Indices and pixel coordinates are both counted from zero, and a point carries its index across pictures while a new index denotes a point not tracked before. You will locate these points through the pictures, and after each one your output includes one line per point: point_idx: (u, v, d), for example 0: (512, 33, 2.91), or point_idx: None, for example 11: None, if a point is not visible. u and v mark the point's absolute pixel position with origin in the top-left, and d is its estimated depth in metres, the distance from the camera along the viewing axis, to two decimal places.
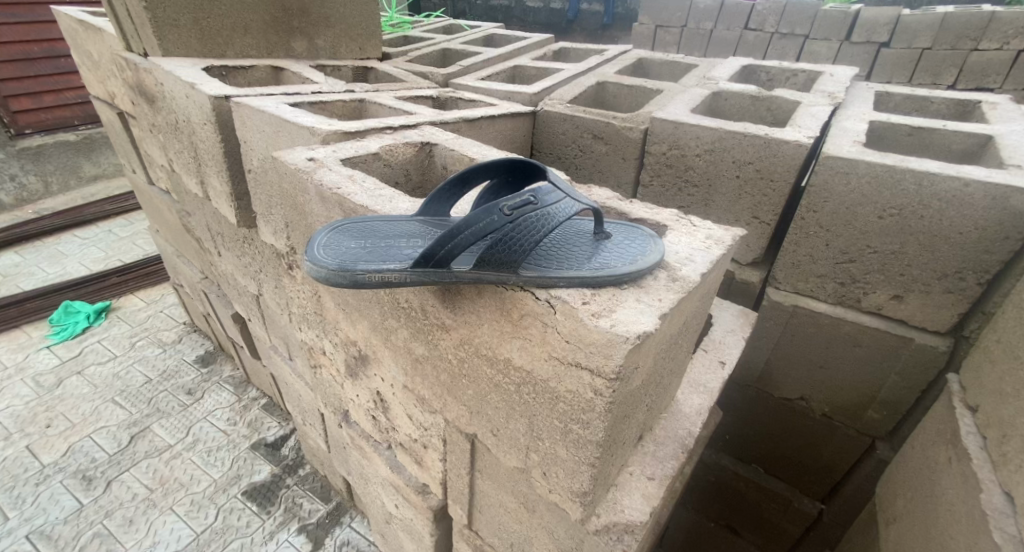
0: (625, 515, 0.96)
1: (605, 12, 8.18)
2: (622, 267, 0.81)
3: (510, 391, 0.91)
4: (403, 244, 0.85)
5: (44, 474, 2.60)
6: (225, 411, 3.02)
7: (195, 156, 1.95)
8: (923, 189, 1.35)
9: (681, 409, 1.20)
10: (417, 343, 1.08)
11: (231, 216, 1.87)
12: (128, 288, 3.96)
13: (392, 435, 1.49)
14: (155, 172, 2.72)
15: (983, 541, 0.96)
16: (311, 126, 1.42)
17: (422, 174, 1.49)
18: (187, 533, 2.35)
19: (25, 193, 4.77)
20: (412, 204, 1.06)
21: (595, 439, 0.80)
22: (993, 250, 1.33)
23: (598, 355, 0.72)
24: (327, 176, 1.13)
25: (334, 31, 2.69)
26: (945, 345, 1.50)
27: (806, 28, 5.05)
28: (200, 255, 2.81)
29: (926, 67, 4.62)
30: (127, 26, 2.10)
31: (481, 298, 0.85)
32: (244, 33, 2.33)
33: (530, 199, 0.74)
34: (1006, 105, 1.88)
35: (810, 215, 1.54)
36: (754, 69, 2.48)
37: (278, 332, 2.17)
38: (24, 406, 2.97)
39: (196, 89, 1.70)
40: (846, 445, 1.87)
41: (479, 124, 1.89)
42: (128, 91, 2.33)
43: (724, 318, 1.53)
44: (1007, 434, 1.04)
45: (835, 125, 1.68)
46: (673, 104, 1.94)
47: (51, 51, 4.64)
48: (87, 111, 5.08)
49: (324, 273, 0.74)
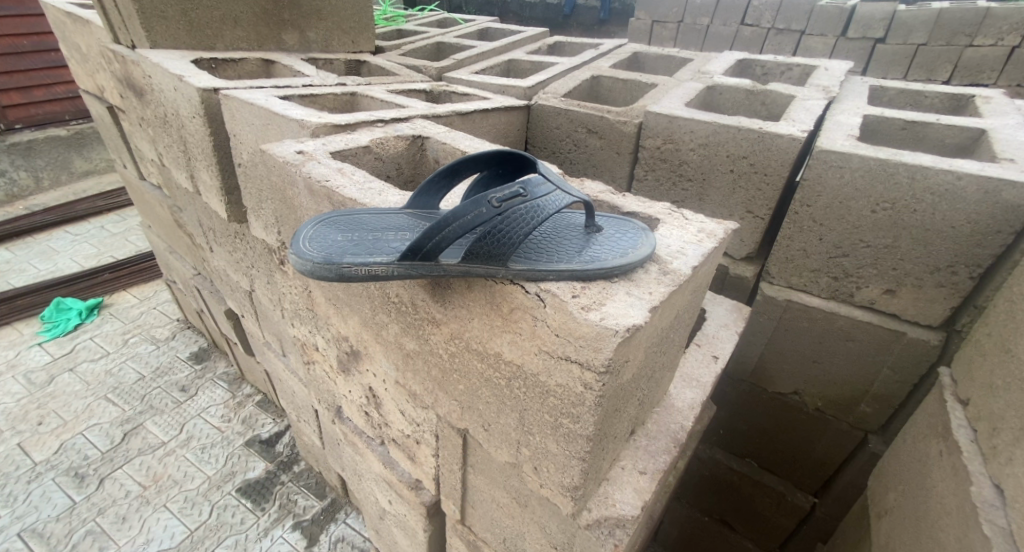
0: (617, 509, 0.96)
1: (601, 8, 8.15)
2: (612, 260, 0.80)
3: (500, 385, 0.90)
4: (391, 237, 0.84)
5: (36, 471, 2.59)
6: (219, 407, 3.01)
7: (185, 149, 1.93)
8: (916, 183, 1.35)
9: (674, 403, 1.19)
10: (408, 338, 1.07)
11: (222, 211, 1.85)
12: (120, 285, 3.94)
13: (385, 430, 1.49)
14: (146, 167, 2.69)
15: (973, 534, 0.97)
16: (301, 119, 1.41)
17: (414, 168, 1.48)
18: (181, 530, 2.34)
19: (16, 189, 4.72)
20: (402, 197, 1.05)
21: (586, 434, 0.80)
22: (985, 244, 1.32)
23: (588, 348, 0.71)
24: (315, 169, 1.11)
25: (327, 24, 2.66)
26: (936, 339, 1.51)
27: (802, 23, 5.04)
28: (192, 251, 2.79)
29: (921, 62, 4.63)
30: (114, 18, 2.07)
31: (471, 292, 0.84)
32: (235, 25, 2.30)
33: (519, 191, 0.73)
34: (1000, 99, 1.88)
35: (804, 209, 1.54)
36: (750, 63, 2.48)
37: (271, 328, 2.15)
38: (15, 404, 2.95)
39: (185, 82, 1.68)
40: (839, 439, 1.87)
41: (472, 117, 1.88)
42: (116, 85, 2.30)
43: (718, 313, 1.52)
44: (997, 426, 1.04)
45: (829, 119, 1.68)
46: (667, 98, 1.93)
47: (41, 45, 4.58)
48: (78, 106, 5.03)
49: (309, 267, 0.73)
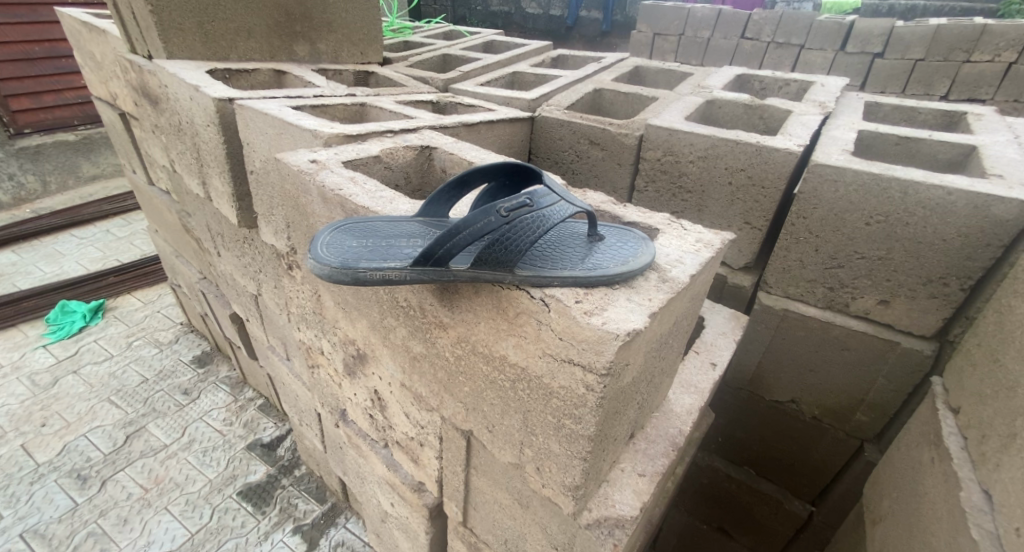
0: (616, 509, 0.99)
1: (603, 20, 8.26)
2: (614, 267, 0.84)
3: (504, 387, 0.94)
4: (403, 243, 0.88)
5: (38, 473, 2.60)
6: (221, 411, 3.03)
7: (197, 156, 1.98)
8: (908, 197, 1.39)
9: (673, 408, 1.23)
10: (415, 341, 1.11)
11: (233, 217, 1.90)
12: (125, 288, 3.97)
13: (389, 433, 1.51)
14: (156, 173, 2.74)
15: (963, 537, 1.00)
16: (314, 129, 1.46)
17: (421, 177, 1.52)
18: (182, 532, 2.35)
19: (23, 192, 4.77)
20: (412, 205, 1.09)
21: (587, 434, 0.83)
22: (975, 257, 1.37)
23: (590, 351, 0.75)
24: (328, 177, 1.16)
25: (336, 36, 2.73)
26: (930, 349, 1.54)
27: (801, 37, 5.12)
28: (199, 255, 2.83)
29: (919, 78, 4.70)
30: (132, 29, 2.14)
31: (478, 296, 0.87)
32: (248, 37, 2.36)
33: (526, 201, 0.77)
34: (992, 117, 1.93)
35: (800, 221, 1.58)
36: (749, 78, 2.54)
37: (276, 332, 2.19)
38: (19, 405, 2.98)
39: (200, 91, 1.73)
40: (836, 448, 1.90)
41: (478, 128, 1.93)
42: (131, 93, 2.36)
43: (716, 321, 1.56)
44: (986, 433, 1.08)
45: (824, 134, 1.72)
46: (668, 111, 1.98)
47: (52, 52, 4.66)
48: (88, 111, 5.10)
49: (326, 271, 0.77)
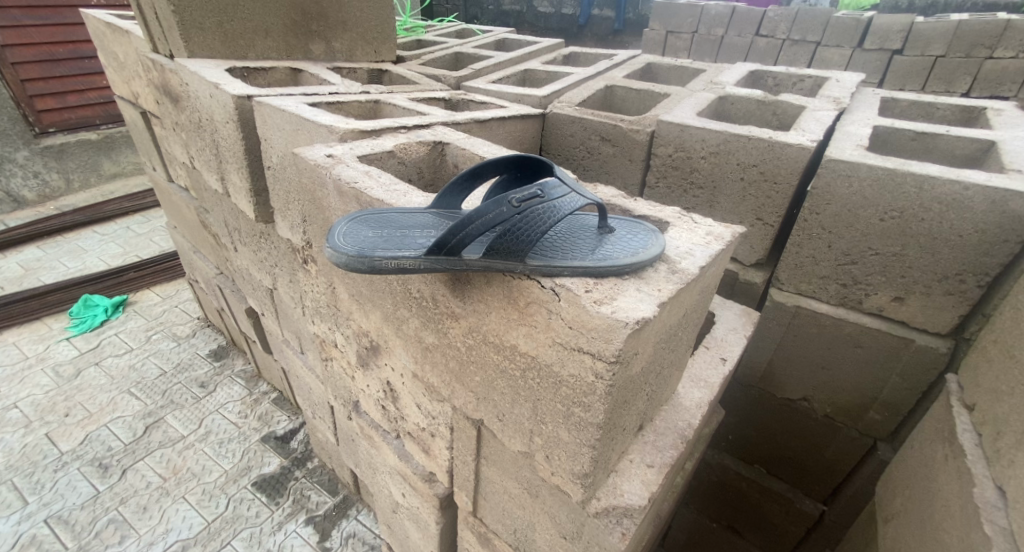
0: (625, 499, 1.00)
1: (616, 18, 8.21)
2: (623, 258, 0.85)
3: (515, 376, 0.95)
4: (417, 234, 0.90)
5: (62, 461, 2.68)
6: (236, 404, 3.09)
7: (216, 153, 2.03)
8: (924, 193, 1.38)
9: (682, 402, 1.23)
10: (427, 332, 1.13)
11: (251, 211, 1.94)
12: (144, 283, 4.06)
13: (400, 424, 1.55)
14: (176, 170, 2.81)
15: (975, 534, 0.99)
16: (329, 125, 1.49)
17: (434, 171, 1.55)
18: (199, 521, 2.41)
19: (47, 189, 4.91)
20: (425, 198, 1.11)
21: (596, 422, 0.84)
22: (992, 253, 1.35)
23: (599, 339, 0.76)
24: (344, 171, 1.18)
25: (350, 34, 2.76)
26: (945, 347, 1.52)
27: (818, 34, 5.05)
28: (216, 251, 2.90)
29: (939, 75, 4.61)
30: (155, 29, 2.20)
31: (490, 287, 0.89)
32: (265, 36, 2.41)
33: (537, 193, 0.79)
34: (1011, 112, 1.90)
35: (813, 217, 1.57)
36: (762, 74, 2.52)
37: (291, 325, 2.23)
38: (44, 396, 3.07)
39: (220, 89, 1.78)
40: (849, 446, 1.88)
41: (489, 124, 1.95)
42: (153, 92, 2.43)
43: (726, 317, 1.56)
44: (1001, 430, 1.06)
45: (838, 130, 1.71)
46: (679, 107, 1.98)
47: (76, 52, 4.77)
48: (110, 111, 5.22)
49: (343, 259, 0.79)
